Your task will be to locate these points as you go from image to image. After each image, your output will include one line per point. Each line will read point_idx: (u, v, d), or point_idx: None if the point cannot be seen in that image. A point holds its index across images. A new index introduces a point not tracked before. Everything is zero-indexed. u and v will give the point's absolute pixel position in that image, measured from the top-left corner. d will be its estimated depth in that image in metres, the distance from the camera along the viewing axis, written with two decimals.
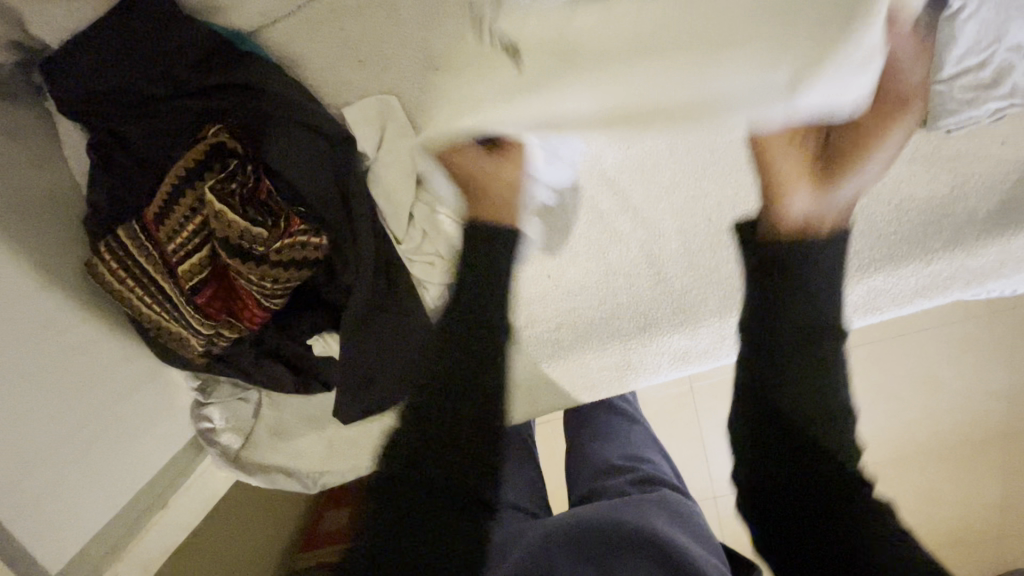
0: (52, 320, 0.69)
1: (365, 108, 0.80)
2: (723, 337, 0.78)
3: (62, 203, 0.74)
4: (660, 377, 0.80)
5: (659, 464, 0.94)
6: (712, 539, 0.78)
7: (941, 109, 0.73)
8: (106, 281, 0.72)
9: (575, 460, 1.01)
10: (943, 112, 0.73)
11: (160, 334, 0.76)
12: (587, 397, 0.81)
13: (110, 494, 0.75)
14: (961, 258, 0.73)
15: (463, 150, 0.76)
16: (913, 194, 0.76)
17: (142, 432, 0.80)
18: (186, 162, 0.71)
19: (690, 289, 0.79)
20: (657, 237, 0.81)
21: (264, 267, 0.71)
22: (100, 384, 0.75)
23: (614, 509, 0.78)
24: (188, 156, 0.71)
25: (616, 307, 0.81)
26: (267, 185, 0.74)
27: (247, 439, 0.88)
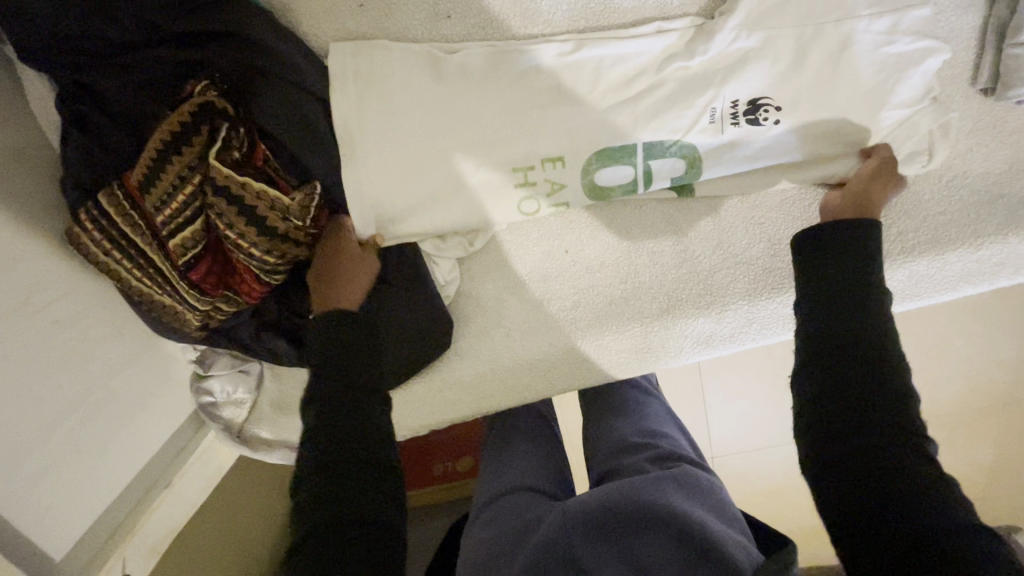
0: (36, 296, 0.64)
1: (369, 55, 0.69)
2: (751, 322, 0.74)
3: (36, 168, 0.67)
4: (680, 360, 0.76)
5: (674, 437, 0.93)
6: (735, 513, 0.79)
7: (1014, 76, 0.66)
8: (92, 252, 0.67)
9: (593, 435, 1.00)
10: (1015, 79, 0.66)
11: (156, 308, 0.72)
12: (622, 373, 0.77)
13: (115, 473, 0.74)
14: (1015, 243, 0.68)
15: (498, 94, 0.71)
16: (970, 169, 0.70)
17: (139, 409, 0.78)
18: (169, 125, 0.62)
19: (719, 269, 0.75)
20: (684, 211, 0.76)
21: (268, 242, 0.65)
22: (94, 361, 0.71)
23: (633, 487, 0.78)
24: (171, 118, 0.62)
25: (637, 287, 0.77)
26: (263, 151, 0.66)
27: (251, 413, 0.85)
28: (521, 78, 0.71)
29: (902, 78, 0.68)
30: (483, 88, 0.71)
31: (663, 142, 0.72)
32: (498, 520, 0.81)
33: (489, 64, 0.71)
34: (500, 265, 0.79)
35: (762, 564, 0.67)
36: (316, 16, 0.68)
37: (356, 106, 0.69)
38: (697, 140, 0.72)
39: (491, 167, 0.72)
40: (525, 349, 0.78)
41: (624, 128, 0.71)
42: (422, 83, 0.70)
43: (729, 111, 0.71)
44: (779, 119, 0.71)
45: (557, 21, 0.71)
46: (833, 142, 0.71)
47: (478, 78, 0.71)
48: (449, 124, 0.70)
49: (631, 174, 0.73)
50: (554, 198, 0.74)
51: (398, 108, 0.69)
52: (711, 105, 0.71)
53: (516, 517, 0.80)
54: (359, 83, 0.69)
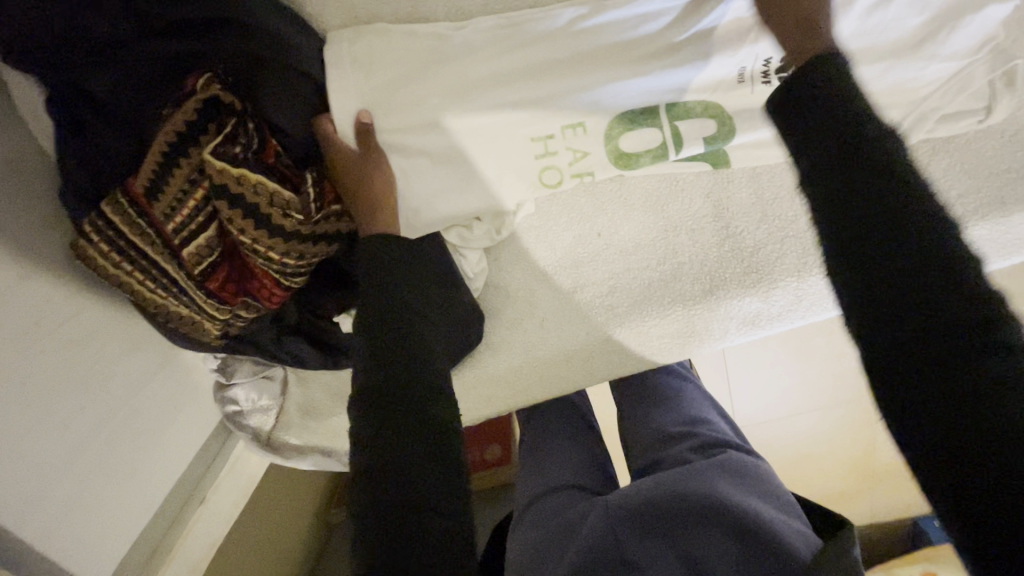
0: (45, 319, 0.60)
1: (375, 35, 0.62)
2: (800, 299, 0.69)
3: (31, 181, 0.62)
4: (725, 343, 0.73)
5: (716, 423, 0.90)
6: (786, 497, 0.77)
7: None
8: (101, 266, 0.63)
9: (629, 422, 0.97)
10: None
11: (174, 319, 0.69)
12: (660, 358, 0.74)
13: (147, 494, 0.72)
14: None
15: (516, 64, 0.63)
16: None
17: (164, 425, 0.75)
18: (173, 124, 0.57)
19: (765, 246, 0.70)
20: (725, 184, 0.71)
21: (286, 247, 0.60)
22: (113, 382, 0.68)
23: (678, 477, 0.76)
24: (175, 117, 0.57)
25: (677, 269, 0.73)
26: (275, 147, 0.61)
27: (278, 420, 0.82)
28: (539, 45, 0.62)
29: (956, 27, 0.60)
30: (496, 58, 0.62)
31: (687, 103, 0.64)
32: (542, 519, 0.79)
33: (504, 34, 0.63)
34: (530, 253, 0.75)
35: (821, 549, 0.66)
36: None
37: (350, 91, 0.61)
38: (725, 100, 0.64)
39: (500, 146, 0.66)
40: (561, 339, 0.74)
41: (649, 93, 0.63)
42: (427, 58, 0.62)
43: (760, 69, 0.62)
44: None
45: None
46: (884, 100, 0.62)
47: (490, 48, 0.63)
48: (456, 101, 0.63)
49: (658, 138, 0.66)
50: (578, 167, 0.69)
51: (399, 92, 0.62)
52: (742, 64, 0.62)
53: (561, 515, 0.78)
54: (351, 60, 0.61)
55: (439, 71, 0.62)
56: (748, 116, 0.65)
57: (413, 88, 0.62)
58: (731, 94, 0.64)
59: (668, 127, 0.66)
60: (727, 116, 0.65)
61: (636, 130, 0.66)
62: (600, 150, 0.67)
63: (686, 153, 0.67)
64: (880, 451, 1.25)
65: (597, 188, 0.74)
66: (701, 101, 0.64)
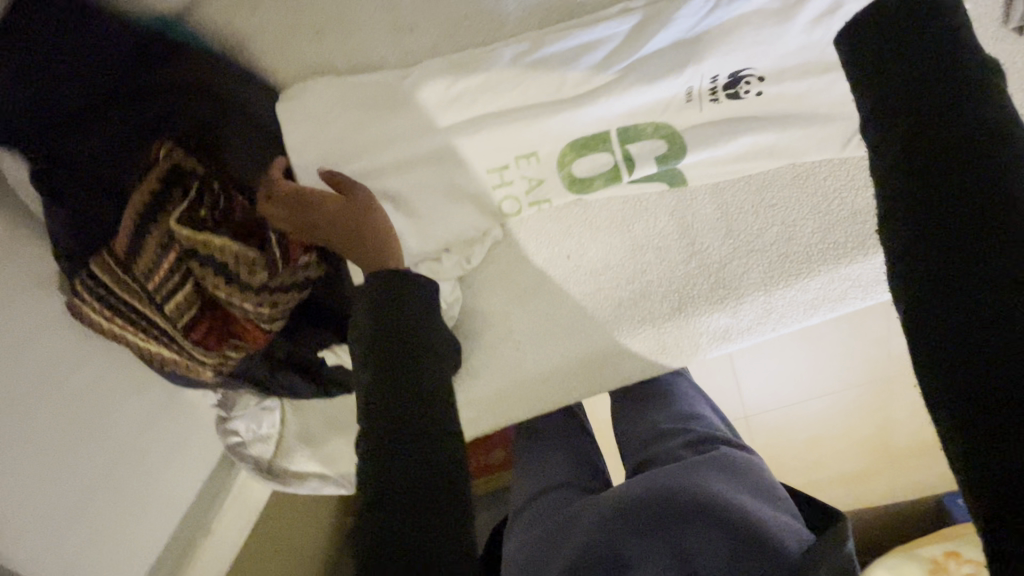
0: (46, 379, 0.65)
1: (328, 83, 0.63)
2: (768, 312, 0.70)
3: (22, 250, 0.66)
4: (699, 356, 0.73)
5: (710, 418, 0.91)
6: (779, 492, 0.77)
7: None
8: (95, 321, 0.67)
9: (624, 421, 0.98)
10: None
11: (168, 364, 0.73)
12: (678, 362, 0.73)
13: (156, 527, 0.77)
14: None
15: (467, 100, 0.64)
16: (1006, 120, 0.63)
17: (169, 461, 0.80)
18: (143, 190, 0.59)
19: (730, 260, 0.70)
20: (689, 202, 0.71)
21: (260, 297, 0.63)
22: (116, 428, 0.73)
23: (670, 475, 0.77)
24: (144, 184, 0.59)
25: (646, 286, 0.73)
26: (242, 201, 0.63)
27: (277, 448, 0.87)
28: (489, 79, 0.63)
29: None
30: (447, 94, 0.63)
31: (638, 125, 0.65)
32: (535, 521, 0.81)
33: (453, 72, 0.63)
34: (503, 278, 0.76)
35: (812, 543, 0.66)
36: (271, 48, 0.62)
37: (309, 139, 0.63)
38: (675, 119, 0.65)
39: (459, 181, 0.67)
40: (537, 360, 0.76)
41: (602, 116, 0.64)
42: (380, 101, 0.63)
43: (708, 86, 0.63)
44: (770, 92, 0.63)
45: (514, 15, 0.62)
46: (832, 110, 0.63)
47: (440, 85, 0.63)
48: (411, 142, 0.64)
49: (610, 161, 0.68)
50: (535, 195, 0.70)
51: (355, 139, 0.63)
52: (689, 83, 0.63)
53: (555, 515, 0.80)
54: (306, 109, 0.63)
55: (394, 114, 0.64)
56: (705, 134, 0.66)
57: (370, 133, 0.64)
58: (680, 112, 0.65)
59: (621, 148, 0.67)
60: (679, 133, 0.66)
61: (592, 152, 0.67)
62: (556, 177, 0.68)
63: (641, 174, 0.68)
64: (885, 441, 1.23)
65: (562, 209, 0.74)
66: (652, 122, 0.66)
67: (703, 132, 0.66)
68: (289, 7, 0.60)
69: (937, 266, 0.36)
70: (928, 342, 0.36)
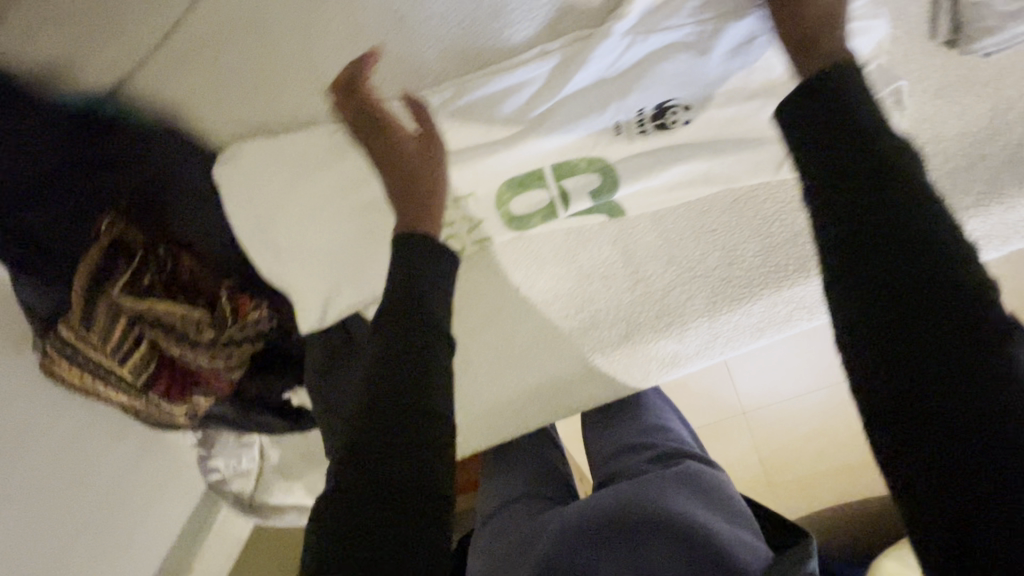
0: (24, 438, 0.69)
1: (259, 145, 0.64)
2: (714, 337, 0.70)
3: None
4: (650, 382, 0.73)
5: (677, 430, 0.82)
6: (746, 509, 0.70)
7: (975, 27, 0.56)
8: (69, 380, 0.71)
9: (589, 429, 0.88)
10: (978, 30, 0.55)
11: (142, 412, 0.77)
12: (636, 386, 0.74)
13: (143, 563, 0.82)
14: (999, 213, 0.60)
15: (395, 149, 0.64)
16: (943, 132, 0.61)
17: (154, 500, 0.84)
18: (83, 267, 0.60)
19: (673, 287, 0.70)
20: (630, 230, 0.71)
21: (211, 354, 0.65)
22: (97, 475, 0.77)
23: (631, 492, 0.70)
24: (83, 260, 0.60)
25: (595, 314, 0.74)
26: (187, 263, 0.65)
27: (257, 483, 0.90)
28: (415, 126, 0.63)
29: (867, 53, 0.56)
30: (374, 142, 0.63)
31: (571, 161, 0.66)
32: (500, 534, 0.74)
33: (377, 123, 0.63)
34: (456, 311, 0.78)
35: (774, 564, 0.61)
36: (202, 115, 0.64)
37: (246, 198, 0.65)
38: (605, 153, 0.65)
39: None
40: (492, 392, 0.77)
41: (533, 154, 0.65)
42: (313, 156, 0.64)
43: (635, 119, 0.63)
44: (699, 122, 0.63)
45: (434, 64, 0.63)
46: (764, 134, 0.63)
47: (366, 134, 0.63)
48: (341, 191, 0.65)
49: (545, 198, 0.68)
50: (475, 235, 0.71)
51: (291, 196, 0.65)
52: (616, 119, 0.63)
53: (513, 532, 0.74)
54: (240, 170, 0.64)
55: (325, 169, 0.64)
56: (646, 168, 0.65)
57: (303, 187, 0.65)
58: (608, 145, 0.65)
59: (555, 185, 0.67)
60: (612, 166, 0.66)
61: (530, 190, 0.67)
62: (493, 216, 0.69)
63: (576, 208, 0.68)
64: None
65: (508, 243, 0.76)
66: (583, 157, 0.65)
67: (637, 165, 0.66)
68: (216, 78, 0.62)
69: (902, 388, 0.34)
70: (898, 417, 0.34)
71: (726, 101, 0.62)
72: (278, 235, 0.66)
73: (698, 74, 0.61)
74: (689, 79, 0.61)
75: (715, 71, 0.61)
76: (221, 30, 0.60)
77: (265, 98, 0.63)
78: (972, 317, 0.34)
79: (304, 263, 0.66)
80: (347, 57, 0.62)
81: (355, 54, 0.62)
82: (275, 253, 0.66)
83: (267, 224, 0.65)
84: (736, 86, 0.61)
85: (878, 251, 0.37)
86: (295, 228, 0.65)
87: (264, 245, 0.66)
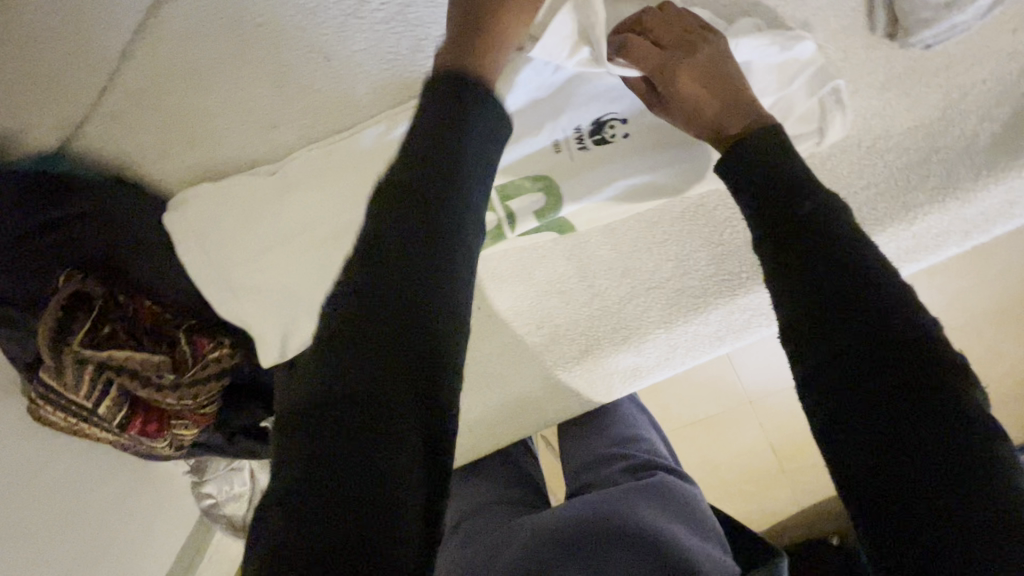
0: None
1: (206, 190, 0.65)
2: (673, 348, 0.69)
3: None
4: (615, 395, 0.73)
5: (653, 442, 0.79)
6: (717, 527, 0.66)
7: (912, 20, 0.54)
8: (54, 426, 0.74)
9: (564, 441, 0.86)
10: (914, 23, 0.53)
11: (128, 447, 0.80)
12: (600, 399, 0.73)
13: None
14: (956, 209, 0.57)
15: (337, 184, 0.63)
16: (895, 126, 0.58)
17: (151, 527, 0.88)
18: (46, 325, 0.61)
19: (631, 299, 0.70)
20: (583, 244, 0.71)
21: (180, 395, 0.67)
22: (92, 510, 0.81)
23: (600, 503, 0.66)
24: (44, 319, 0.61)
25: (556, 330, 0.73)
26: (150, 309, 0.67)
27: (248, 505, 0.93)
28: (353, 158, 0.63)
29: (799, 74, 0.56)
30: (316, 180, 0.64)
31: (516, 181, 0.65)
32: (472, 541, 0.70)
33: (317, 161, 0.63)
34: None
35: None
36: (151, 163, 0.65)
37: (198, 241, 0.66)
38: (549, 171, 0.65)
39: None
40: (466, 412, 0.74)
41: None
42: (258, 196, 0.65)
43: (573, 137, 0.64)
44: (637, 133, 0.63)
45: (361, 98, 0.62)
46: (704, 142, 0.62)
47: (308, 171, 0.64)
48: (287, 229, 0.65)
49: (493, 219, 0.66)
50: None
51: (239, 238, 0.66)
52: (555, 137, 0.64)
53: (488, 538, 0.69)
54: (189, 214, 0.65)
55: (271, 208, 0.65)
56: (598, 184, 0.64)
57: (252, 228, 0.65)
58: (552, 164, 0.64)
59: (503, 205, 0.66)
60: (557, 183, 0.64)
61: None
62: None
63: (524, 229, 0.67)
64: None
65: None
66: (529, 176, 0.65)
67: (583, 181, 0.64)
68: (158, 127, 0.63)
69: (851, 408, 0.40)
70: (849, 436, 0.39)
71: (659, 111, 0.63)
72: (232, 276, 0.66)
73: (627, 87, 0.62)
74: (619, 93, 0.63)
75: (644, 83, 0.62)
76: (154, 80, 0.61)
77: (208, 142, 0.64)
78: (913, 344, 0.39)
79: (262, 300, 0.66)
80: (282, 97, 0.62)
81: (289, 93, 0.62)
82: (231, 293, 0.67)
83: (218, 267, 0.66)
84: None
85: (828, 289, 0.42)
86: (247, 267, 0.66)
87: (219, 286, 0.67)
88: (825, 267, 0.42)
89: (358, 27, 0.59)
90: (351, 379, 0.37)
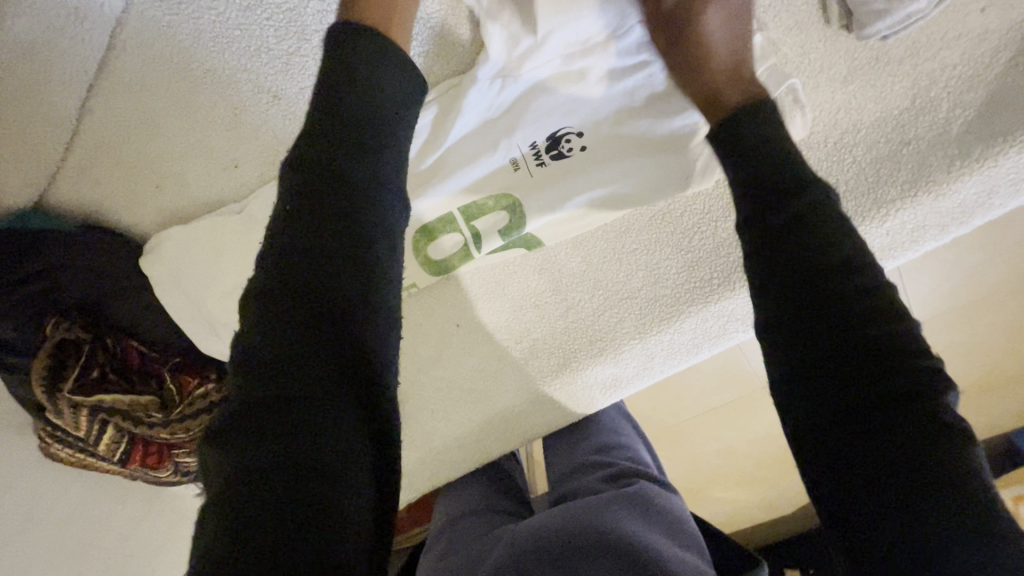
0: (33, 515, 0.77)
1: (175, 231, 0.66)
2: (650, 357, 0.68)
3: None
4: (596, 407, 0.72)
5: (637, 450, 0.80)
6: (698, 537, 0.66)
7: (865, 11, 0.51)
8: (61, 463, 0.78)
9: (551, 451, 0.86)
10: (867, 15, 0.51)
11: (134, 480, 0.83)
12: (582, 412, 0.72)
13: None
14: (929, 203, 0.54)
15: None
16: (861, 119, 0.56)
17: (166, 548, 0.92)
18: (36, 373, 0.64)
19: (605, 311, 0.69)
20: (552, 259, 0.70)
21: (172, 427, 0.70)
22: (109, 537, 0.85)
23: (582, 511, 0.65)
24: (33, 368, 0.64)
25: (533, 344, 0.72)
26: (135, 348, 0.70)
27: None
28: None
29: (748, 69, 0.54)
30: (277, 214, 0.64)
31: (477, 201, 0.64)
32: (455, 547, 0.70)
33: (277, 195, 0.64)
34: None
35: None
36: (125, 209, 0.68)
37: (170, 284, 0.67)
38: (507, 188, 0.64)
39: None
40: (451, 428, 0.74)
41: (436, 201, 0.64)
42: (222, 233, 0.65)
43: (530, 153, 0.63)
44: (593, 145, 0.62)
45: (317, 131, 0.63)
46: (662, 149, 0.61)
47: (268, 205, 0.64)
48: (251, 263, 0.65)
49: (460, 240, 0.66)
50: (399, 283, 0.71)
51: (207, 275, 0.66)
52: (511, 153, 0.63)
53: (466, 546, 0.69)
54: (160, 257, 0.67)
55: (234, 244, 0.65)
56: (557, 200, 0.63)
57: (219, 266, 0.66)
58: (510, 182, 0.64)
59: (468, 225, 0.66)
60: (517, 200, 0.64)
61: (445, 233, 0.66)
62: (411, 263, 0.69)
63: (491, 248, 0.67)
64: None
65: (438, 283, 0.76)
66: (489, 195, 0.64)
67: (543, 195, 0.63)
68: (126, 175, 0.65)
69: (817, 435, 0.37)
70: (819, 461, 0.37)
71: (613, 121, 0.61)
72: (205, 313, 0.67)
73: (579, 99, 0.61)
74: (573, 105, 0.61)
75: (596, 94, 0.61)
76: (118, 130, 0.63)
77: (173, 185, 0.66)
78: (888, 364, 0.36)
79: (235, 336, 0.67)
80: (239, 135, 0.63)
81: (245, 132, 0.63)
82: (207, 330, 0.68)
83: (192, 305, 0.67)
84: (619, 105, 0.61)
85: (796, 304, 0.40)
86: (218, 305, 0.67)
87: (196, 323, 0.68)
88: (791, 279, 0.40)
89: (304, 64, 0.60)
90: (281, 383, 0.36)
